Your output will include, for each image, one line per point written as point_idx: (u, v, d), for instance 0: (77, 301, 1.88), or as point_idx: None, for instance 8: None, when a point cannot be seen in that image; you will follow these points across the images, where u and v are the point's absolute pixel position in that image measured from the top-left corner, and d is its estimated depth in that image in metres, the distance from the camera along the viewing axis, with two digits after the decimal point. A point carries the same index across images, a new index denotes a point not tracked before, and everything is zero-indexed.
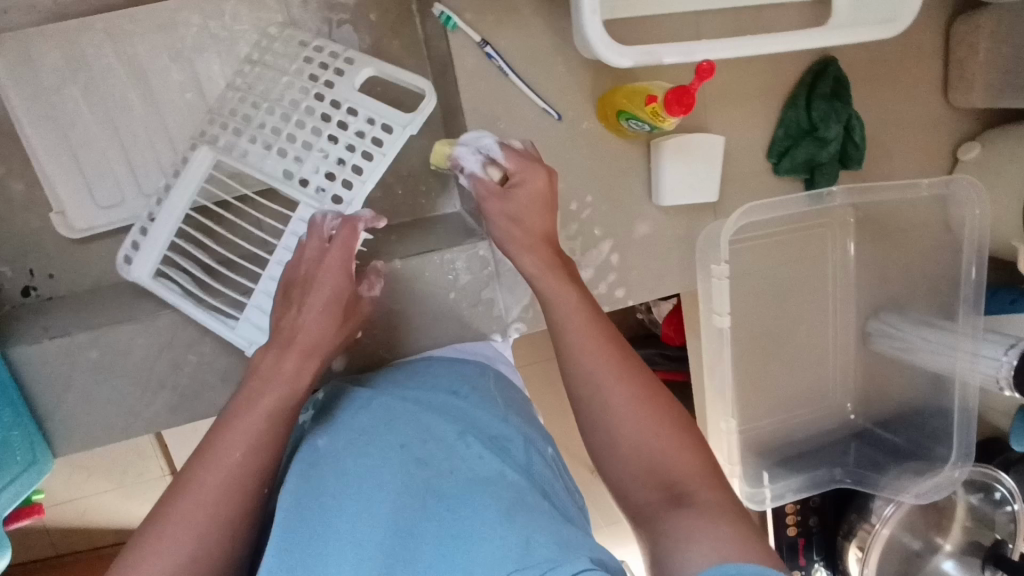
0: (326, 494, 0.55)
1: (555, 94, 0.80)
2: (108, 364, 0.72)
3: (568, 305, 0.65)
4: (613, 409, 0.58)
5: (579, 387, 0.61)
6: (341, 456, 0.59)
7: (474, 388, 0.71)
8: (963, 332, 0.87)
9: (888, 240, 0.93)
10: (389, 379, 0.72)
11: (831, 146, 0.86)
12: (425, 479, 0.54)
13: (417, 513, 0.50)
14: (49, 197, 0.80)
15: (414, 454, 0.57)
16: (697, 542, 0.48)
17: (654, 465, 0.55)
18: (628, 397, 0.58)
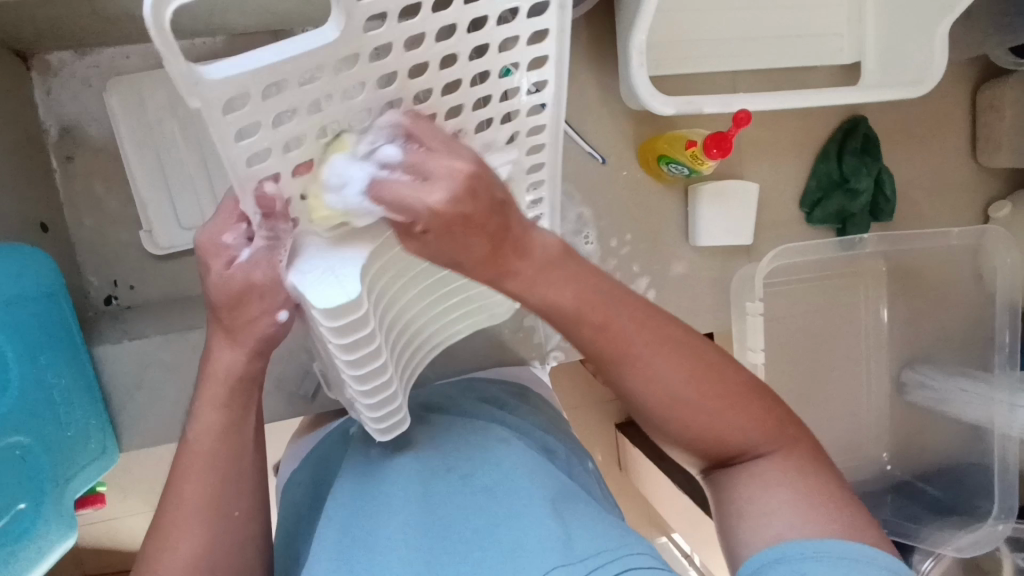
0: (380, 503, 0.59)
1: (600, 140, 0.86)
2: (177, 366, 0.78)
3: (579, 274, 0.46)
4: (653, 379, 0.49)
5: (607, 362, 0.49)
6: (397, 467, 0.63)
7: (521, 401, 0.76)
8: (1000, 383, 0.88)
9: (921, 290, 0.95)
10: (440, 393, 0.77)
11: (862, 197, 0.91)
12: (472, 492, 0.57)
13: (466, 526, 0.54)
14: (140, 216, 0.89)
15: (460, 470, 0.60)
16: (771, 512, 0.50)
17: (711, 443, 0.51)
18: (676, 360, 0.49)
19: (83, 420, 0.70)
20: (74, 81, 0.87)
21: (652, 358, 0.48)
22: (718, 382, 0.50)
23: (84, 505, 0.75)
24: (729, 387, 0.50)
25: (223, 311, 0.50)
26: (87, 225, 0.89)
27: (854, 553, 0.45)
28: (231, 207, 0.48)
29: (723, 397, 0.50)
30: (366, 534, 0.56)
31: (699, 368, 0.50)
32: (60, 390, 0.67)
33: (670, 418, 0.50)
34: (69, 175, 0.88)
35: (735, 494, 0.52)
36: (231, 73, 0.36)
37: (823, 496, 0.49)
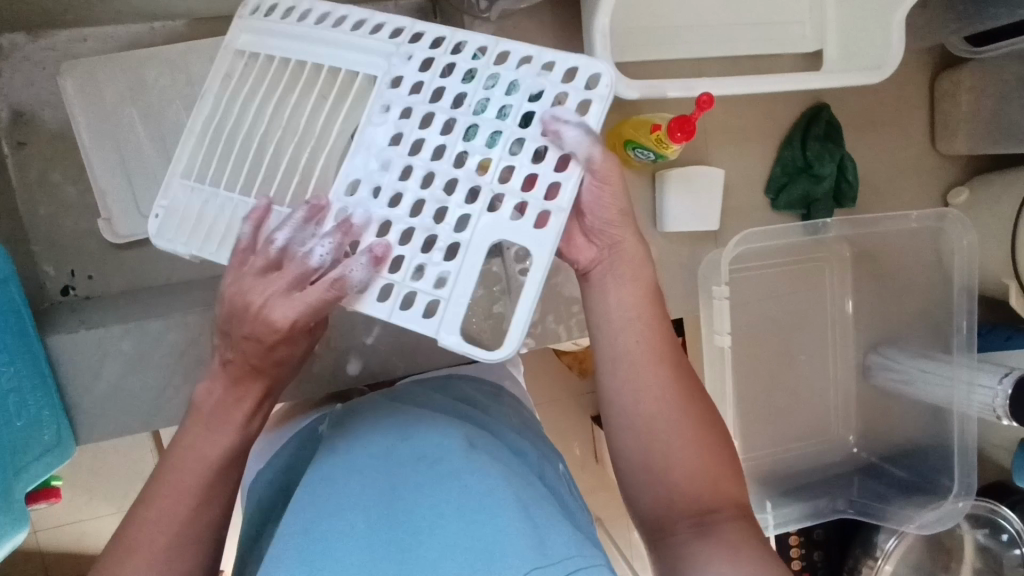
0: (341, 485, 0.59)
1: None
2: (138, 354, 0.77)
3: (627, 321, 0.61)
4: (642, 400, 0.60)
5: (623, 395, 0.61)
6: (363, 451, 0.63)
7: (494, 400, 0.77)
8: (960, 364, 0.90)
9: (883, 274, 0.97)
10: (416, 390, 0.76)
11: (825, 182, 0.92)
12: (439, 478, 0.57)
13: (432, 517, 0.53)
14: (99, 205, 0.86)
15: (428, 459, 0.59)
16: (710, 563, 0.53)
17: (683, 499, 0.59)
18: (671, 401, 0.60)
19: (36, 409, 0.68)
20: (27, 65, 0.84)
21: (670, 394, 0.61)
22: (712, 438, 0.61)
23: (39, 499, 0.72)
24: (712, 441, 0.61)
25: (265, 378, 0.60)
26: (42, 215, 0.86)
27: None
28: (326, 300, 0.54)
29: (705, 455, 0.60)
30: (321, 513, 0.56)
31: (701, 414, 0.61)
32: (11, 378, 0.65)
33: (644, 448, 0.60)
34: (23, 162, 0.85)
35: (680, 557, 0.56)
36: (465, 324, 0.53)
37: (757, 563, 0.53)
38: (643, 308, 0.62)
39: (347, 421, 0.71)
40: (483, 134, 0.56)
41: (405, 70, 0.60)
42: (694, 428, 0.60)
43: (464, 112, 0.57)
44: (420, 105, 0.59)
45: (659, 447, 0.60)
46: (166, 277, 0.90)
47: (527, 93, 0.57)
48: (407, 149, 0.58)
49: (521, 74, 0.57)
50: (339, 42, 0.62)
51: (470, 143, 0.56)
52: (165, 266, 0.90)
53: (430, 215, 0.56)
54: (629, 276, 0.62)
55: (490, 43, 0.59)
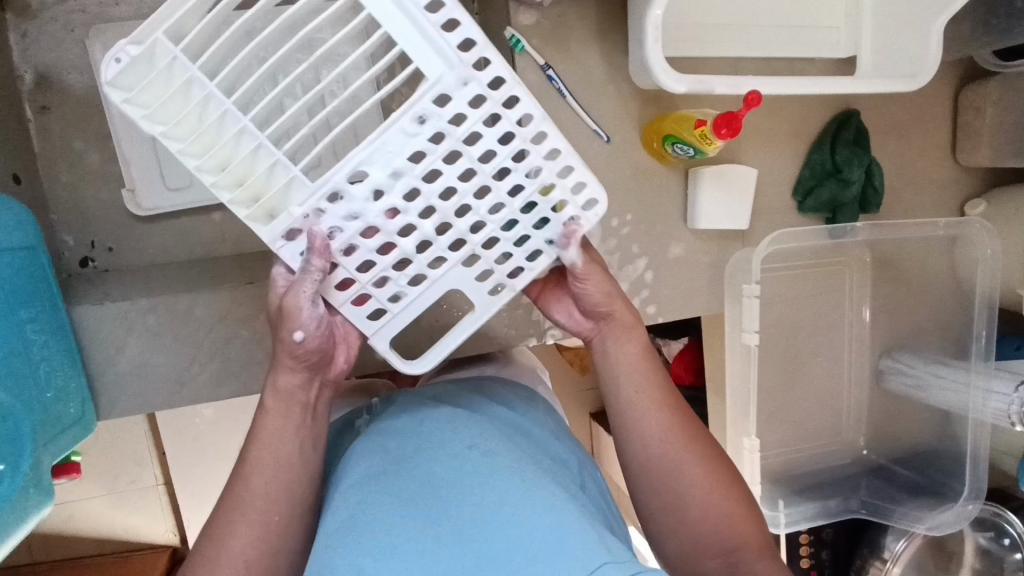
0: (387, 484, 0.54)
1: (606, 119, 0.86)
2: (167, 330, 0.75)
3: (635, 382, 0.68)
4: (654, 457, 0.66)
5: (638, 454, 0.67)
6: (410, 447, 0.58)
7: (533, 406, 0.73)
8: (976, 370, 0.93)
9: (901, 280, 0.99)
10: (453, 390, 0.72)
11: (853, 187, 0.94)
12: (497, 470, 0.54)
13: (490, 509, 0.50)
14: (123, 174, 0.84)
15: (482, 450, 0.56)
16: None
17: (717, 542, 0.64)
18: (695, 459, 0.66)
19: (61, 380, 0.65)
20: (56, 26, 0.81)
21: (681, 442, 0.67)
22: (727, 477, 0.66)
23: (60, 474, 0.70)
24: (730, 486, 0.66)
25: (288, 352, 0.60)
26: (64, 183, 0.83)
27: None
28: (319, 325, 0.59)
29: (716, 494, 0.65)
30: (370, 514, 0.51)
31: (709, 455, 0.67)
32: (40, 347, 0.63)
33: (667, 503, 0.65)
34: (45, 127, 0.82)
35: None
36: (429, 364, 0.67)
37: None
38: (643, 365, 0.69)
39: (381, 417, 0.67)
40: (487, 200, 0.60)
41: (451, 88, 0.56)
42: (705, 465, 0.66)
43: (486, 170, 0.59)
44: (446, 133, 0.57)
45: (691, 501, 0.65)
46: (188, 252, 0.88)
47: (540, 182, 0.61)
48: (418, 174, 0.58)
49: (547, 165, 0.61)
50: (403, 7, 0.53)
51: (475, 204, 0.60)
52: (187, 242, 0.88)
53: (406, 253, 0.61)
54: (623, 332, 0.70)
55: (537, 116, 0.59)
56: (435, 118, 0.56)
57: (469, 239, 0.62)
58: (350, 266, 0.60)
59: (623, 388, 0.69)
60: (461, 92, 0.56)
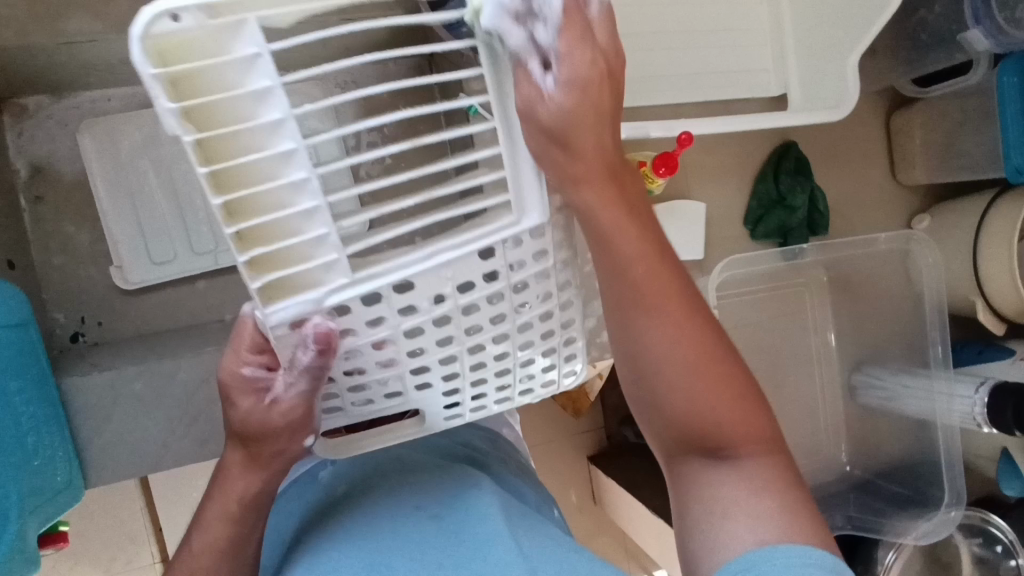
0: (344, 546, 0.58)
1: None
2: (151, 395, 0.79)
3: (610, 231, 0.49)
4: (654, 332, 0.50)
5: (622, 343, 0.51)
6: (362, 501, 0.65)
7: (497, 451, 0.82)
8: (940, 376, 0.95)
9: (859, 297, 1.03)
10: (419, 436, 0.79)
11: (799, 212, 0.99)
12: (435, 521, 0.60)
13: (427, 548, 0.56)
14: (112, 253, 0.90)
15: (425, 510, 0.62)
16: (723, 504, 0.49)
17: (696, 437, 0.51)
18: (692, 329, 0.50)
19: (50, 450, 0.68)
20: (51, 122, 0.89)
21: (666, 310, 0.50)
22: (725, 376, 0.51)
23: (47, 544, 0.71)
24: (742, 384, 0.52)
25: (254, 444, 0.58)
26: (54, 264, 0.89)
27: (821, 558, 0.45)
28: (308, 431, 0.59)
29: (733, 393, 0.51)
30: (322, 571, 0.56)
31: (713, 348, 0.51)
32: (30, 417, 0.66)
33: (666, 382, 0.50)
34: (39, 214, 0.89)
35: (693, 491, 0.52)
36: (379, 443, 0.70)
37: (781, 514, 0.48)
38: (612, 205, 0.49)
39: (349, 468, 0.72)
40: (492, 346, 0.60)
41: (528, 242, 0.55)
42: (703, 346, 0.50)
43: (505, 322, 0.58)
44: (501, 276, 0.55)
45: (659, 383, 0.51)
46: (175, 321, 0.93)
47: (545, 348, 0.64)
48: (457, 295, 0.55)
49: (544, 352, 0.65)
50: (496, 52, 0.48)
51: (476, 349, 0.59)
52: (175, 311, 0.93)
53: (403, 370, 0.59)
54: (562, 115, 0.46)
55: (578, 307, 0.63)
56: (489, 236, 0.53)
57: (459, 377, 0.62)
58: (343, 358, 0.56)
59: (623, 251, 0.49)
60: (520, 246, 0.55)
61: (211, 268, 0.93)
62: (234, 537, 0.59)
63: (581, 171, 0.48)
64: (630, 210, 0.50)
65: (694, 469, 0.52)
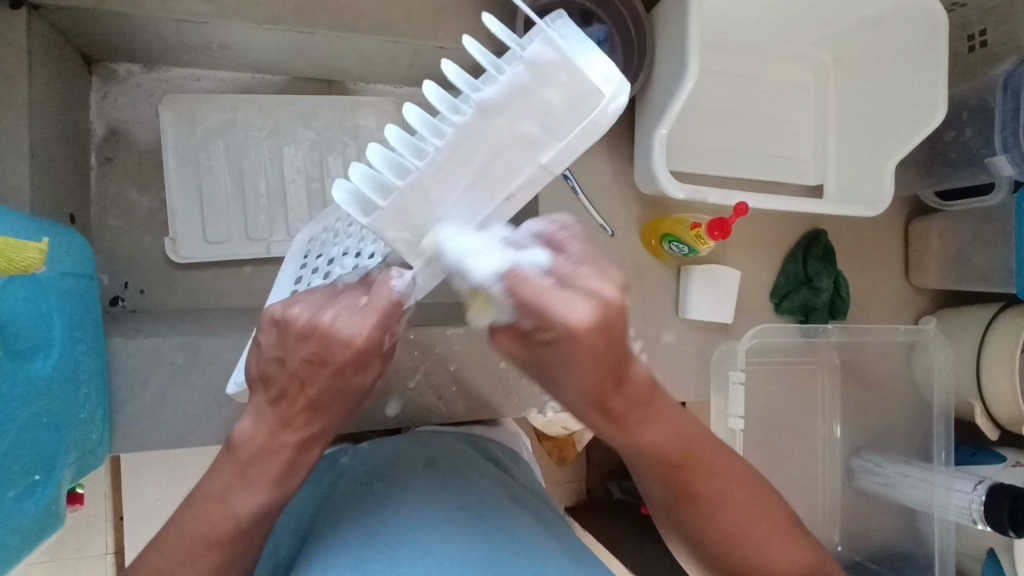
0: (390, 531, 0.61)
1: (611, 215, 0.98)
2: (190, 369, 0.78)
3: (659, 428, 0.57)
4: (718, 506, 0.60)
5: (688, 479, 0.60)
6: (400, 493, 0.67)
7: (517, 465, 0.84)
8: (938, 470, 1.01)
9: (866, 383, 1.09)
10: (449, 438, 0.83)
11: (823, 295, 1.05)
12: (479, 526, 0.62)
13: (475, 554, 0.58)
14: (168, 224, 0.91)
15: (472, 511, 0.65)
16: None
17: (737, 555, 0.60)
18: (736, 482, 0.61)
19: (94, 404, 0.68)
20: (137, 90, 0.92)
21: (713, 510, 0.60)
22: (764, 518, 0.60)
23: (66, 503, 0.69)
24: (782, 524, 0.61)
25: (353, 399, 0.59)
26: (110, 225, 0.90)
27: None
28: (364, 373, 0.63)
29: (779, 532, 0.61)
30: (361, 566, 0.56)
31: (758, 505, 0.61)
32: (85, 368, 0.65)
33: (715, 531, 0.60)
34: (105, 175, 0.90)
35: None
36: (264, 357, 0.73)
37: None
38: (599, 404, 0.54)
39: (384, 461, 0.75)
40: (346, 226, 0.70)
41: None
42: (748, 507, 0.60)
43: None
44: None
45: (708, 512, 0.60)
46: (214, 301, 0.93)
47: None
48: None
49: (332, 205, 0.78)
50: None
51: None
52: (218, 290, 0.94)
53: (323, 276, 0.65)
54: (584, 395, 0.53)
55: None
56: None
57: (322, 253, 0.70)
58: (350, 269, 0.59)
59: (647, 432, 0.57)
60: None
61: (261, 256, 0.94)
62: (259, 509, 0.58)
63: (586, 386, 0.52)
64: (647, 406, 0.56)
65: None
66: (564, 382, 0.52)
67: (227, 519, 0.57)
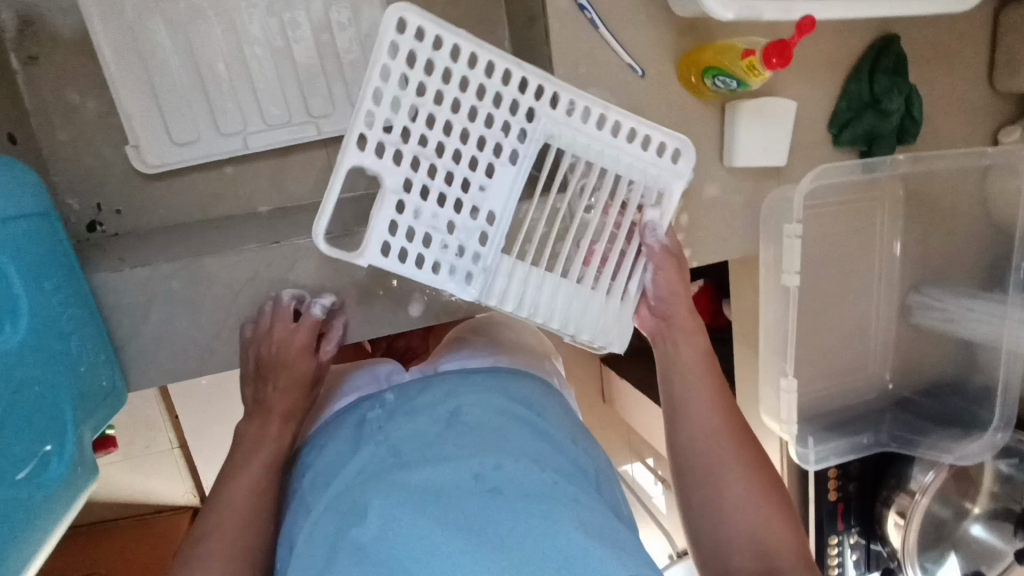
0: (380, 485, 0.58)
1: (639, 52, 0.82)
2: (189, 296, 0.71)
3: (700, 396, 0.74)
4: (726, 498, 0.68)
5: (695, 467, 0.71)
6: (401, 437, 0.63)
7: (545, 388, 0.74)
8: (1013, 303, 0.92)
9: (931, 212, 0.98)
10: (460, 360, 0.73)
11: (892, 118, 0.90)
12: (474, 490, 0.57)
13: (460, 530, 0.54)
14: (126, 129, 0.79)
15: (479, 472, 0.58)
16: None
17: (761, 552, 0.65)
18: (743, 469, 0.69)
19: (94, 355, 0.62)
20: None
21: (746, 498, 0.68)
22: (774, 512, 0.68)
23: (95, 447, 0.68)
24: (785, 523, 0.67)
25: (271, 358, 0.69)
26: (61, 140, 0.79)
27: None
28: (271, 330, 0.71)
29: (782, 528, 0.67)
30: (349, 524, 0.56)
31: (777, 502, 0.68)
32: (68, 321, 0.59)
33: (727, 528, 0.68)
34: (35, 79, 0.77)
35: None
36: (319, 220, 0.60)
37: None
38: (699, 351, 0.77)
39: (393, 397, 0.69)
40: (441, 132, 0.64)
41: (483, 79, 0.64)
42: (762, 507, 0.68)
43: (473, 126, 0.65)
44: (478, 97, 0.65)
45: (721, 499, 0.69)
46: (202, 211, 0.85)
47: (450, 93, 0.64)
48: (492, 154, 0.66)
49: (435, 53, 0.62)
50: (639, 166, 0.72)
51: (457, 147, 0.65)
52: (203, 199, 0.85)
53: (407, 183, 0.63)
54: (681, 336, 0.77)
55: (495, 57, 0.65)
56: (530, 133, 0.67)
57: (413, 134, 0.63)
58: (432, 222, 0.64)
59: (694, 397, 0.74)
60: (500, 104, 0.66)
61: (240, 152, 0.83)
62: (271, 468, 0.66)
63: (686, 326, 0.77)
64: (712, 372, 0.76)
65: None
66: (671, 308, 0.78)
67: (255, 480, 0.65)
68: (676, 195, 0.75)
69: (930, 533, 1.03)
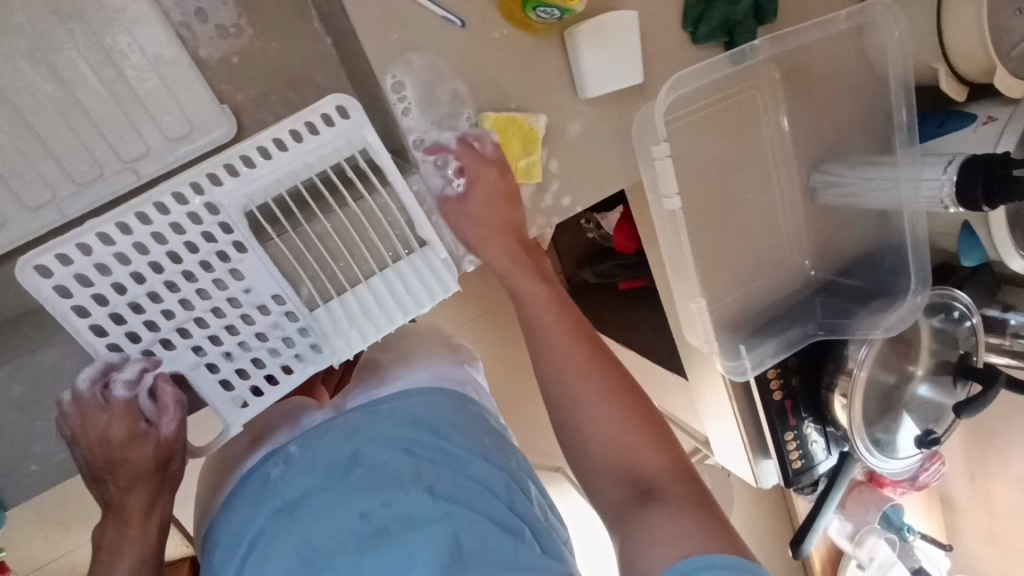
0: (273, 543, 0.60)
1: (453, 2, 0.74)
2: (35, 395, 0.69)
3: (541, 315, 0.77)
4: (587, 413, 0.73)
5: (554, 388, 0.75)
6: (299, 489, 0.64)
7: (457, 401, 0.75)
8: (905, 163, 0.89)
9: (813, 88, 0.93)
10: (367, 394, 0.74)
11: (744, 1, 0.83)
12: (367, 540, 0.59)
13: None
14: None
15: (370, 520, 0.60)
16: (658, 538, 0.63)
17: (625, 465, 0.71)
18: (595, 391, 0.73)
19: None
20: None
21: (605, 415, 0.72)
22: (641, 430, 0.72)
23: None
24: (648, 433, 0.72)
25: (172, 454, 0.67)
26: None
27: (726, 562, 0.58)
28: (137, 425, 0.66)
29: (646, 438, 0.72)
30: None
31: (635, 411, 0.73)
32: None
33: (598, 448, 0.72)
34: None
35: (644, 535, 0.64)
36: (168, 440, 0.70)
37: (697, 536, 0.62)
38: (516, 267, 0.78)
39: (292, 441, 0.69)
40: (167, 296, 0.67)
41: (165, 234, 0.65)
42: (625, 421, 0.72)
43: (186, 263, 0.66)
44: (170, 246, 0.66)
45: (584, 423, 0.73)
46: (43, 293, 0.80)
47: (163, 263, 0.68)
48: (221, 263, 0.68)
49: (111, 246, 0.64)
50: (325, 148, 0.68)
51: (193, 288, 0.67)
52: None
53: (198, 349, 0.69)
54: (501, 257, 0.78)
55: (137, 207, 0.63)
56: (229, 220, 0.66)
57: (145, 308, 0.66)
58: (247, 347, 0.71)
59: (535, 315, 0.78)
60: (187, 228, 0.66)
61: (59, 223, 0.75)
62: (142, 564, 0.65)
63: (499, 238, 0.78)
64: (546, 291, 0.79)
65: (631, 512, 0.68)
66: (487, 244, 0.78)
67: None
68: (375, 140, 0.69)
69: (880, 403, 1.04)
